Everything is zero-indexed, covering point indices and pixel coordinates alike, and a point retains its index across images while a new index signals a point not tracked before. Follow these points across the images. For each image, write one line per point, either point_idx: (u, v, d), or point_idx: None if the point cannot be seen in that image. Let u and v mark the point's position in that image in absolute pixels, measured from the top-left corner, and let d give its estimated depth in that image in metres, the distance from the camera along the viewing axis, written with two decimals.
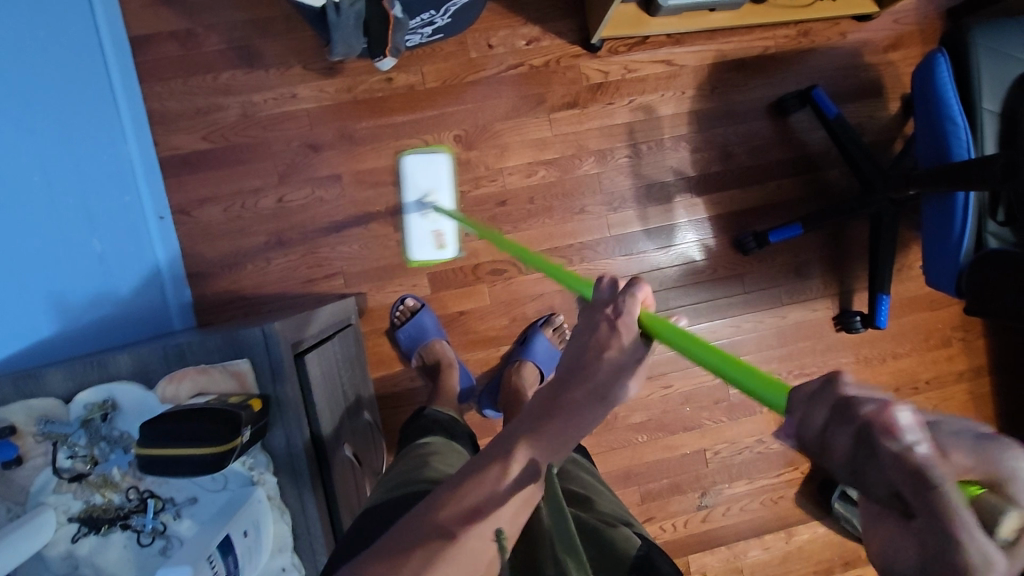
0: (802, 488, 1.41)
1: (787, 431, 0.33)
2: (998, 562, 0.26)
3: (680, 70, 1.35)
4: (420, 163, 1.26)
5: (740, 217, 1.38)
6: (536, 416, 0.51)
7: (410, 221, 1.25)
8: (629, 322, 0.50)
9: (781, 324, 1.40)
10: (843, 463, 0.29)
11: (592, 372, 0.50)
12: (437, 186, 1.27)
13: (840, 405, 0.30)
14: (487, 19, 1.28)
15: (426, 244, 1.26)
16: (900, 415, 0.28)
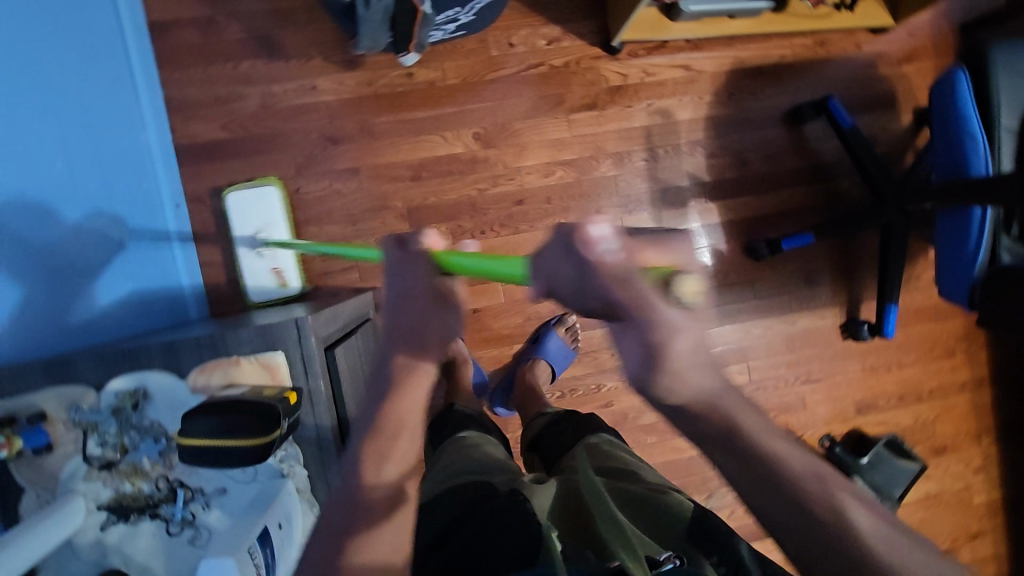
0: None
1: (540, 289, 0.45)
2: (676, 313, 0.42)
3: (697, 76, 1.36)
4: (252, 202, 1.19)
5: (753, 223, 1.39)
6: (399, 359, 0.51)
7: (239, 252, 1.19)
8: (419, 259, 0.50)
9: (790, 330, 1.41)
10: (573, 286, 0.43)
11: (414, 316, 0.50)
12: (264, 223, 1.19)
13: (572, 251, 0.42)
14: (508, 17, 1.28)
15: (265, 284, 1.19)
16: (604, 236, 0.42)
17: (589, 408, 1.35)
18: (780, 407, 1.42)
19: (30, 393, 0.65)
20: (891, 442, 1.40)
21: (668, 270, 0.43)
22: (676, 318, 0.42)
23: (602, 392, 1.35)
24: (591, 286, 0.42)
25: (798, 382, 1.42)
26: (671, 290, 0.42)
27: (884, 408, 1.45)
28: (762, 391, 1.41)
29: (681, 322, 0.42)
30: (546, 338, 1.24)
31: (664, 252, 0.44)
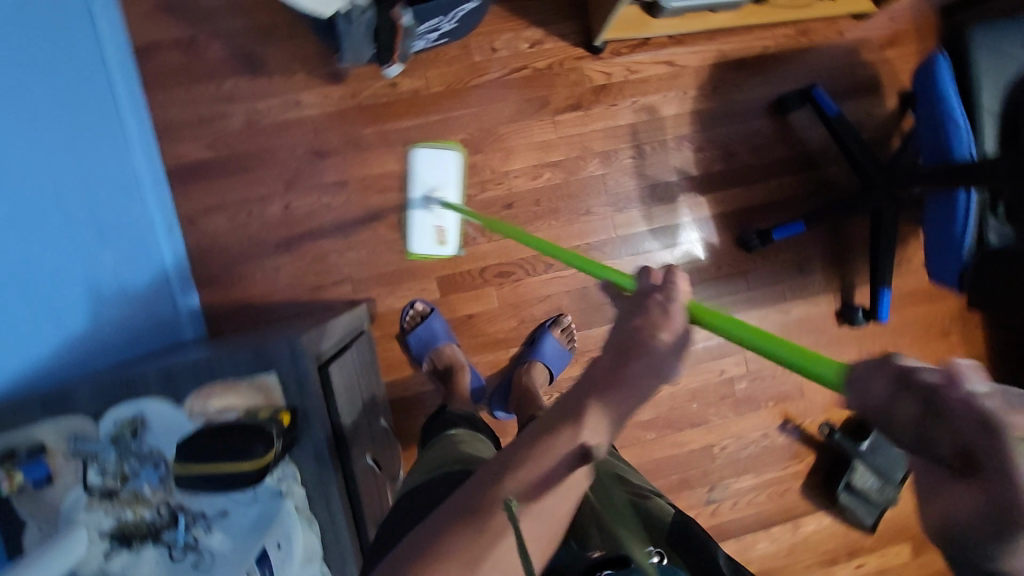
0: (809, 480, 1.43)
1: (853, 403, 0.40)
2: None
3: (681, 71, 1.36)
4: (427, 160, 1.26)
5: (743, 215, 1.39)
6: (601, 389, 0.52)
7: (411, 215, 1.26)
8: (682, 308, 0.53)
9: (784, 319, 1.42)
10: (896, 418, 0.37)
11: (634, 358, 0.51)
12: (444, 181, 1.27)
13: (928, 391, 0.36)
14: (490, 22, 1.28)
15: (426, 238, 1.26)
16: (960, 369, 0.36)
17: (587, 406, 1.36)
18: (779, 397, 1.42)
19: (30, 427, 0.66)
20: None
21: None
22: None
23: None
24: (904, 417, 0.36)
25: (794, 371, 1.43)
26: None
27: None
28: (760, 381, 1.41)
29: None
30: (541, 341, 1.26)
31: None
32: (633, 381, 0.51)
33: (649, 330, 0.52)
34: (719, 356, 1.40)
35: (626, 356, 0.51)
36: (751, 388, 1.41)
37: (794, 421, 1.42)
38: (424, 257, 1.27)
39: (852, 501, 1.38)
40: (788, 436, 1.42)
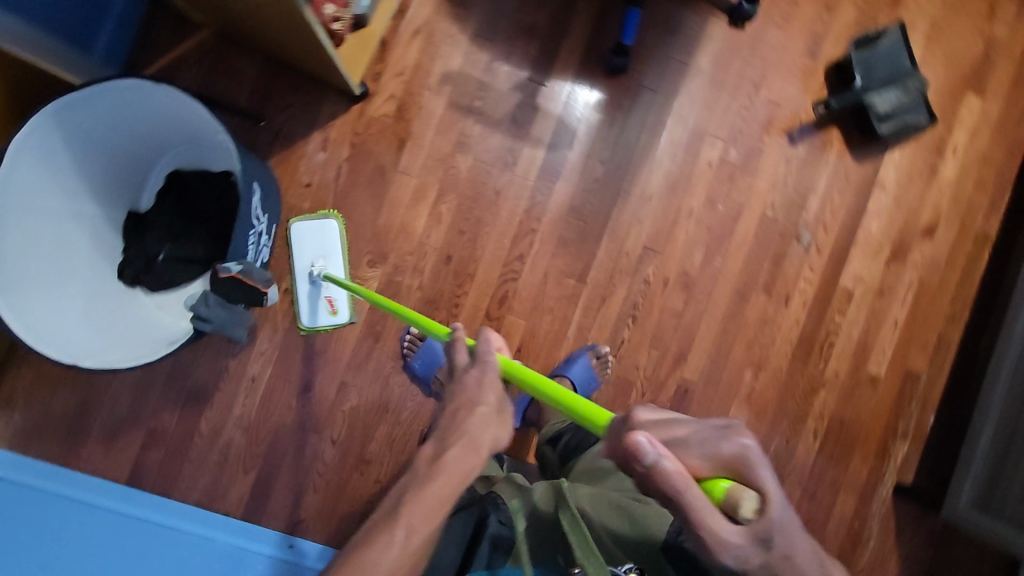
0: (854, 148, 1.41)
1: (612, 454, 0.60)
2: (723, 524, 0.54)
3: (431, 23, 1.28)
4: (311, 231, 1.23)
5: (591, 51, 1.33)
6: (408, 487, 0.69)
7: (298, 287, 1.23)
8: (494, 373, 0.73)
9: (704, 76, 1.37)
10: (646, 479, 0.55)
11: (470, 416, 0.70)
12: (327, 254, 1.23)
13: (626, 435, 0.57)
14: (283, 173, 1.25)
15: (320, 311, 1.24)
16: (648, 438, 0.55)
17: (658, 296, 1.36)
18: (766, 126, 1.39)
19: None
20: (859, 44, 1.36)
21: (713, 478, 0.55)
22: (728, 532, 0.55)
23: (654, 280, 1.36)
24: (638, 472, 0.55)
25: (753, 97, 1.38)
26: (728, 505, 0.54)
27: (828, 29, 1.39)
28: (741, 135, 1.38)
29: (733, 533, 0.55)
30: (574, 360, 1.29)
31: (735, 458, 0.55)
32: (469, 433, 0.70)
33: (472, 407, 0.71)
34: (696, 155, 1.37)
35: (451, 431, 0.70)
36: (742, 148, 1.38)
37: (795, 126, 1.39)
38: (319, 327, 1.25)
39: (892, 126, 1.36)
40: (802, 140, 1.40)
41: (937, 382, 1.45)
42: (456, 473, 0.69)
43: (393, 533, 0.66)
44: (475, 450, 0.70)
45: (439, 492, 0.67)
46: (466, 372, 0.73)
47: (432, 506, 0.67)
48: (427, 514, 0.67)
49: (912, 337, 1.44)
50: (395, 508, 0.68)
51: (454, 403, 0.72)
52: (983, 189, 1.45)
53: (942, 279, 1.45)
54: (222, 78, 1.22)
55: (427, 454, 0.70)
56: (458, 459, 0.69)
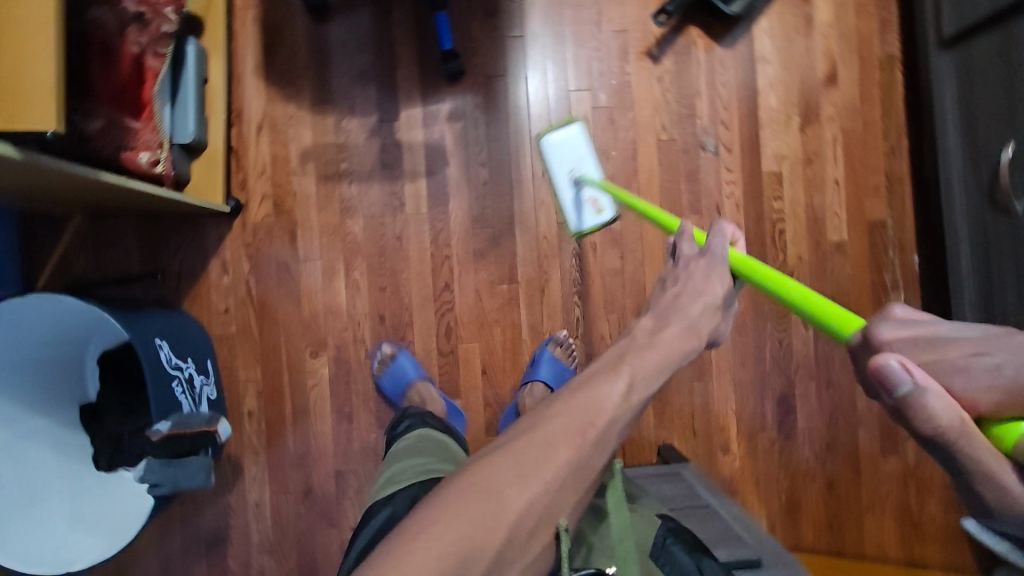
0: (719, 37, 1.35)
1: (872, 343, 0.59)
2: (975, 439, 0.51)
3: (268, 114, 1.30)
4: (562, 141, 1.27)
5: (426, 68, 1.32)
6: (616, 360, 0.70)
7: (563, 196, 1.26)
8: (724, 266, 0.79)
9: (543, 39, 1.34)
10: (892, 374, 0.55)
11: (685, 304, 0.77)
12: (580, 156, 1.27)
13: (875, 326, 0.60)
14: (200, 310, 1.28)
15: (583, 214, 1.26)
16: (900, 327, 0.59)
17: (593, 263, 1.34)
18: (624, 57, 1.35)
19: None
20: None
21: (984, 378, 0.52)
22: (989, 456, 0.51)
23: (581, 249, 1.34)
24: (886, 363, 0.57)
25: (599, 35, 1.34)
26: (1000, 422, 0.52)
27: None
28: (604, 77, 1.34)
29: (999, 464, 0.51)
30: (539, 358, 1.29)
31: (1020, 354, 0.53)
32: (683, 317, 0.76)
33: (696, 294, 0.78)
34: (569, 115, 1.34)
35: (669, 312, 0.77)
36: (610, 88, 1.34)
37: (652, 44, 1.35)
38: (586, 228, 1.27)
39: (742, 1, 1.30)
40: (666, 54, 1.35)
41: (905, 220, 1.38)
42: (670, 350, 0.73)
43: (617, 379, 0.66)
44: (691, 333, 0.76)
45: (644, 375, 0.68)
46: (693, 261, 0.81)
47: (644, 380, 0.68)
48: (630, 388, 0.66)
49: (859, 189, 1.37)
50: (601, 375, 0.67)
51: (671, 298, 0.79)
52: (868, 14, 1.37)
53: (866, 120, 1.37)
54: (108, 252, 1.26)
55: (644, 328, 0.76)
56: (674, 341, 0.74)
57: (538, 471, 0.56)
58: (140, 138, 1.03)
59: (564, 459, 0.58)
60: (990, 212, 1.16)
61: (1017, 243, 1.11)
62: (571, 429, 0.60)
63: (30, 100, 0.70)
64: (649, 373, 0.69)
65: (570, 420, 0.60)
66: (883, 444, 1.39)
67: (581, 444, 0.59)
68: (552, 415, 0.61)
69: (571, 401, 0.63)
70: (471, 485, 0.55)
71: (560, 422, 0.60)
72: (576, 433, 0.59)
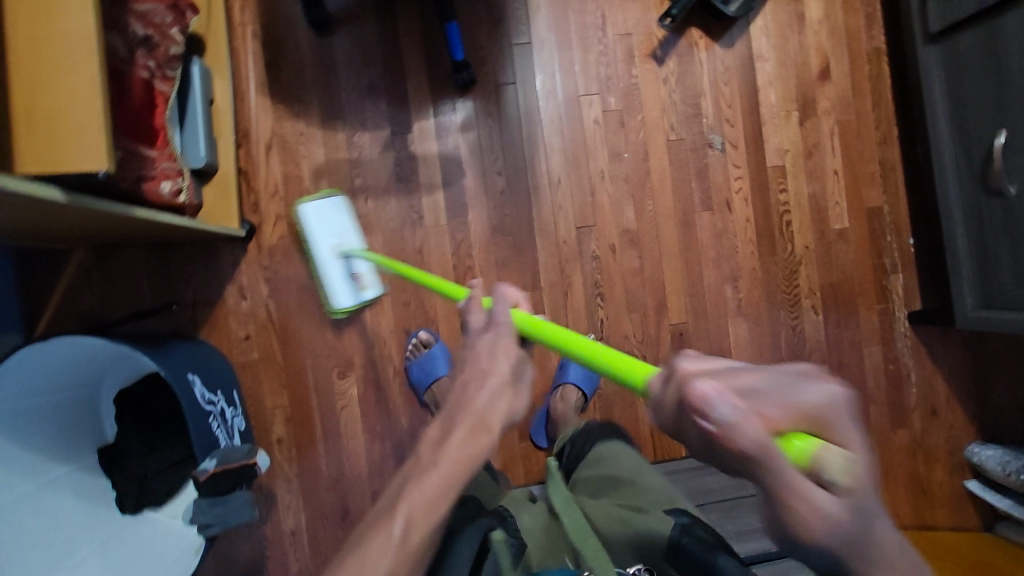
0: (718, 38, 1.39)
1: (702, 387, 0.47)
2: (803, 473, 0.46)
3: (277, 132, 1.26)
4: (317, 214, 1.16)
5: (435, 79, 1.30)
6: (405, 483, 0.63)
7: (321, 271, 1.15)
8: (510, 331, 0.72)
9: (548, 46, 1.34)
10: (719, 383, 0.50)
11: (472, 399, 0.66)
12: (343, 232, 1.17)
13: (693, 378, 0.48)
14: (219, 338, 1.23)
15: (351, 290, 1.16)
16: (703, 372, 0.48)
17: (613, 264, 1.36)
18: (629, 60, 1.37)
19: None
20: None
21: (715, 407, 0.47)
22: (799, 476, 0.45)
23: (601, 251, 1.36)
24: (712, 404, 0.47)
25: (603, 40, 1.36)
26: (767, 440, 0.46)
27: None
28: (610, 80, 1.36)
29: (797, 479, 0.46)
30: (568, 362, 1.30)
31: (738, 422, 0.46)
32: (478, 412, 0.65)
33: (479, 379, 0.67)
34: (579, 119, 1.35)
35: (457, 407, 0.66)
36: (617, 91, 1.36)
37: (654, 46, 1.37)
38: (344, 308, 1.17)
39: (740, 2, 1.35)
40: (668, 56, 1.38)
41: (900, 205, 1.45)
42: (450, 467, 0.62)
43: (392, 524, 0.60)
44: (481, 429, 0.64)
45: (434, 489, 0.62)
46: (478, 340, 0.72)
47: (427, 507, 0.61)
48: (415, 512, 0.60)
49: (857, 178, 1.44)
50: (378, 520, 0.61)
51: (459, 387, 0.69)
52: (855, 11, 1.43)
53: (859, 111, 1.44)
54: (116, 286, 1.20)
55: (432, 439, 0.66)
56: (462, 443, 0.64)
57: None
58: (158, 167, 0.99)
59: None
60: (984, 196, 1.24)
61: (1011, 224, 1.18)
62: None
63: (74, 141, 0.66)
64: (438, 490, 0.62)
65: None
66: (894, 419, 1.46)
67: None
68: None
69: (352, 554, 0.59)
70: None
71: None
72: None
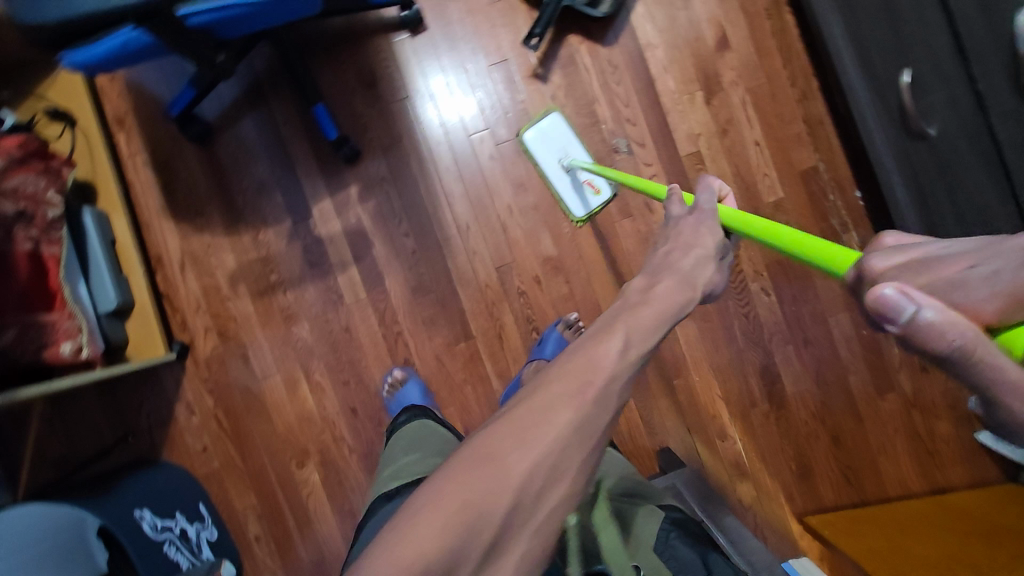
0: (599, 38, 1.32)
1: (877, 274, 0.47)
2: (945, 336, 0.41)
3: (186, 249, 1.30)
4: (545, 133, 1.30)
5: (323, 158, 1.30)
6: (616, 313, 0.61)
7: (559, 186, 1.30)
8: (710, 214, 0.71)
9: (427, 93, 1.32)
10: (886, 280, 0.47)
11: (678, 259, 0.67)
12: (569, 145, 1.29)
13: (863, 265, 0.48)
14: (180, 455, 1.30)
15: (582, 202, 1.30)
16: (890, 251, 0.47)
17: (540, 296, 1.33)
18: (513, 86, 1.32)
19: None
20: None
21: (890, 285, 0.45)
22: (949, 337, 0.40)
23: (525, 286, 1.33)
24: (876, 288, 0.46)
25: (481, 72, 1.32)
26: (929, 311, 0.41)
27: None
28: (497, 111, 1.32)
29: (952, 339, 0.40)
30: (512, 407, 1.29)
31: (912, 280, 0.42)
32: (685, 277, 0.65)
33: (687, 248, 0.68)
34: (474, 159, 1.32)
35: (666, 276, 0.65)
36: (507, 120, 1.32)
37: (535, 64, 1.32)
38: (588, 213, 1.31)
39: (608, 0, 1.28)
40: (552, 70, 1.32)
41: (837, 160, 1.34)
42: (666, 300, 0.62)
43: (614, 338, 0.56)
44: (687, 284, 0.64)
45: (653, 325, 0.59)
46: (683, 221, 0.72)
47: (644, 338, 0.58)
48: (637, 339, 0.57)
49: (783, 143, 1.34)
50: (597, 334, 0.58)
51: (659, 259, 0.69)
52: None
53: (769, 73, 1.34)
54: (76, 430, 1.29)
55: (638, 287, 0.65)
56: (668, 296, 0.62)
57: (542, 431, 0.51)
58: (59, 330, 1.03)
59: (565, 421, 0.52)
60: (909, 139, 1.11)
61: (942, 166, 1.06)
62: (568, 394, 0.53)
63: None
64: (654, 322, 0.59)
65: (554, 387, 0.53)
66: (877, 384, 1.37)
67: (579, 406, 0.52)
68: (548, 383, 0.54)
69: (567, 362, 0.55)
70: (457, 482, 0.50)
71: (554, 386, 0.54)
72: (574, 396, 0.53)
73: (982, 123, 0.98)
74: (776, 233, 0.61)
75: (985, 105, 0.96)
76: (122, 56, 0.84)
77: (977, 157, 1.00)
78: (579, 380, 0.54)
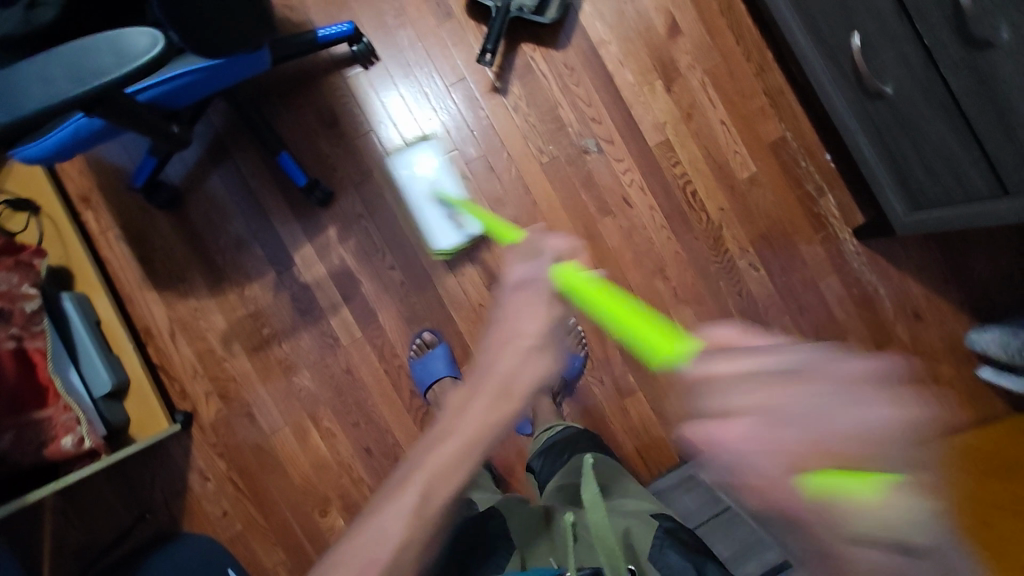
0: (552, 42, 1.32)
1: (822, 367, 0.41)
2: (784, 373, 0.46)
3: (174, 317, 1.28)
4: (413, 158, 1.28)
5: (296, 204, 1.29)
6: (435, 440, 0.63)
7: (422, 218, 1.27)
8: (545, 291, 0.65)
9: (389, 123, 1.31)
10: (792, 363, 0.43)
11: (501, 358, 0.63)
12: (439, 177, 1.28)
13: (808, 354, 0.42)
14: (201, 524, 1.29)
15: (448, 234, 1.27)
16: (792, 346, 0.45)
17: None
18: (474, 103, 1.32)
19: None
20: None
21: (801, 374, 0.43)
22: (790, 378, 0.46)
23: None
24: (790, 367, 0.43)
25: (440, 95, 1.31)
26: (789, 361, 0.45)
27: None
28: (462, 130, 1.32)
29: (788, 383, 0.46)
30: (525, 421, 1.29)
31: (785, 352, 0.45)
32: (506, 380, 0.62)
33: (507, 343, 0.64)
34: (446, 181, 1.32)
35: (489, 385, 0.63)
36: (473, 137, 1.32)
37: (492, 78, 1.32)
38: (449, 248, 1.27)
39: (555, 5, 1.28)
40: (511, 81, 1.32)
41: (803, 126, 1.36)
42: (480, 422, 0.62)
43: (414, 484, 0.61)
44: (506, 394, 0.62)
45: (462, 456, 0.62)
46: (512, 300, 0.66)
47: (450, 474, 0.61)
48: (443, 476, 0.61)
49: (747, 118, 1.35)
50: (405, 473, 0.63)
51: (486, 349, 0.66)
52: None
53: (723, 52, 1.35)
54: (91, 517, 1.27)
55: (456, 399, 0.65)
56: (486, 413, 0.62)
57: None
58: (57, 425, 1.02)
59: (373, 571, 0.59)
60: (868, 100, 1.14)
61: (903, 122, 1.09)
62: (371, 544, 0.60)
63: None
64: (463, 454, 0.62)
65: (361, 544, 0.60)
66: (876, 339, 1.39)
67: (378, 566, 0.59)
68: (360, 536, 0.61)
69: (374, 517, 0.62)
70: None
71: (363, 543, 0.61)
72: (373, 553, 0.60)
73: (935, 76, 0.98)
74: (618, 310, 0.60)
75: (934, 59, 0.97)
76: (76, 145, 0.84)
77: (935, 110, 1.01)
78: (388, 534, 0.60)
